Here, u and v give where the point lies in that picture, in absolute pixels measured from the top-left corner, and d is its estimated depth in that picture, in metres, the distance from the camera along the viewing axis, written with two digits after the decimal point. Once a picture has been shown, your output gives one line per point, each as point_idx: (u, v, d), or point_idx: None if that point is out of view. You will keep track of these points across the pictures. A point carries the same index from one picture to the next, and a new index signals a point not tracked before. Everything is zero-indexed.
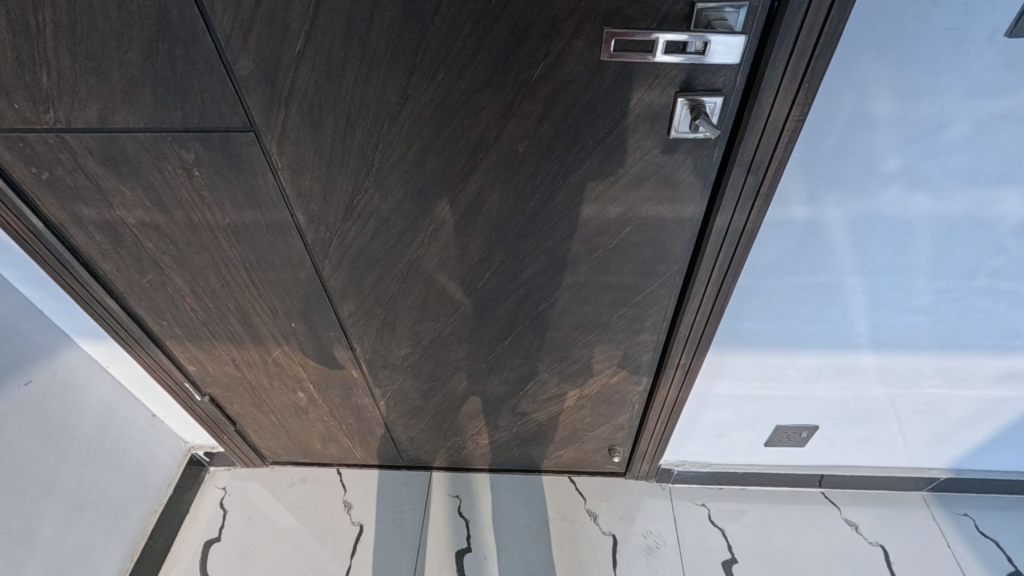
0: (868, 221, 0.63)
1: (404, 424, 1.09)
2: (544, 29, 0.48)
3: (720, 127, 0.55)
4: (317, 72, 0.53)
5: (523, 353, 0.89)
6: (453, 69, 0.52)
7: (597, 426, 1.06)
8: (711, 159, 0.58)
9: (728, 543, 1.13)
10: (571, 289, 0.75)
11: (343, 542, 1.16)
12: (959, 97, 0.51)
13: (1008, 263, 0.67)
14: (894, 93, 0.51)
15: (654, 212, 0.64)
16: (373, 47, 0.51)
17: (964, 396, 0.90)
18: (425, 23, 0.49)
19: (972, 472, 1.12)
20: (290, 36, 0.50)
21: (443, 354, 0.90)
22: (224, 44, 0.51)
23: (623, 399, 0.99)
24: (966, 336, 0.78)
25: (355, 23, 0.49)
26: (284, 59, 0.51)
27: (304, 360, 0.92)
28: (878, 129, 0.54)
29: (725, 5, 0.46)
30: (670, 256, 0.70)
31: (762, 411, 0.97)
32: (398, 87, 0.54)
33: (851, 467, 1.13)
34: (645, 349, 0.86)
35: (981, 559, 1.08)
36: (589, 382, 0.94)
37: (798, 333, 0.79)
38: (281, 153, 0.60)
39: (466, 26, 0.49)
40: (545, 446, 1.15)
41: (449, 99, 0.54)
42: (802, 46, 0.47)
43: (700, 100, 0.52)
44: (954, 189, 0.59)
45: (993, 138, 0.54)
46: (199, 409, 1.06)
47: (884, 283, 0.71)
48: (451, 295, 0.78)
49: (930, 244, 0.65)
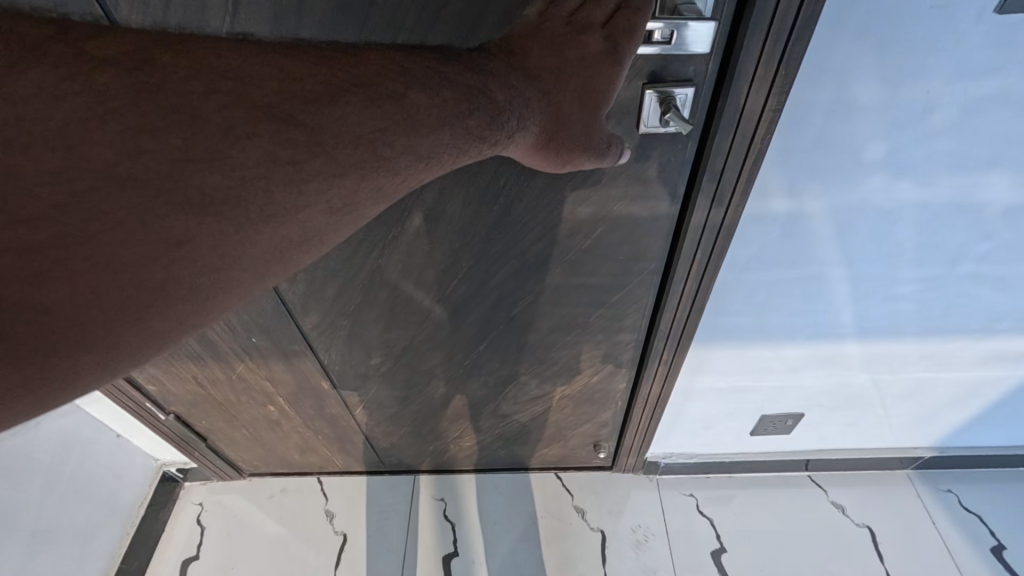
0: (851, 211, 0.60)
1: (383, 431, 1.05)
2: (496, 19, 0.46)
3: (693, 119, 0.51)
4: None
5: (500, 357, 0.85)
6: None
7: (580, 424, 1.04)
8: (685, 153, 0.54)
9: (717, 532, 1.12)
10: (545, 291, 0.72)
11: (328, 550, 1.14)
12: (946, 79, 0.47)
13: (994, 249, 0.65)
14: (877, 77, 0.47)
15: (627, 210, 0.60)
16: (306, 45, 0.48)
17: (949, 379, 0.89)
18: (363, 15, 0.46)
19: (956, 450, 1.12)
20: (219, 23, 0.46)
21: (416, 362, 0.86)
22: None
23: (606, 397, 0.96)
24: (950, 322, 0.76)
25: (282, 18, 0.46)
26: None
27: (270, 374, 0.88)
28: (861, 115, 0.50)
29: None
30: (647, 253, 0.66)
31: (748, 402, 0.95)
32: None
33: (837, 451, 1.12)
34: (625, 347, 0.83)
35: (964, 534, 1.09)
36: (570, 382, 0.91)
37: (781, 325, 0.77)
38: None
39: (408, 17, 0.46)
40: (529, 445, 1.12)
41: None
42: (778, 29, 0.43)
43: (669, 91, 0.48)
44: (941, 175, 0.56)
45: (980, 121, 0.51)
46: (165, 427, 1.01)
47: (869, 273, 0.68)
48: (419, 302, 0.73)
49: (916, 232, 0.63)
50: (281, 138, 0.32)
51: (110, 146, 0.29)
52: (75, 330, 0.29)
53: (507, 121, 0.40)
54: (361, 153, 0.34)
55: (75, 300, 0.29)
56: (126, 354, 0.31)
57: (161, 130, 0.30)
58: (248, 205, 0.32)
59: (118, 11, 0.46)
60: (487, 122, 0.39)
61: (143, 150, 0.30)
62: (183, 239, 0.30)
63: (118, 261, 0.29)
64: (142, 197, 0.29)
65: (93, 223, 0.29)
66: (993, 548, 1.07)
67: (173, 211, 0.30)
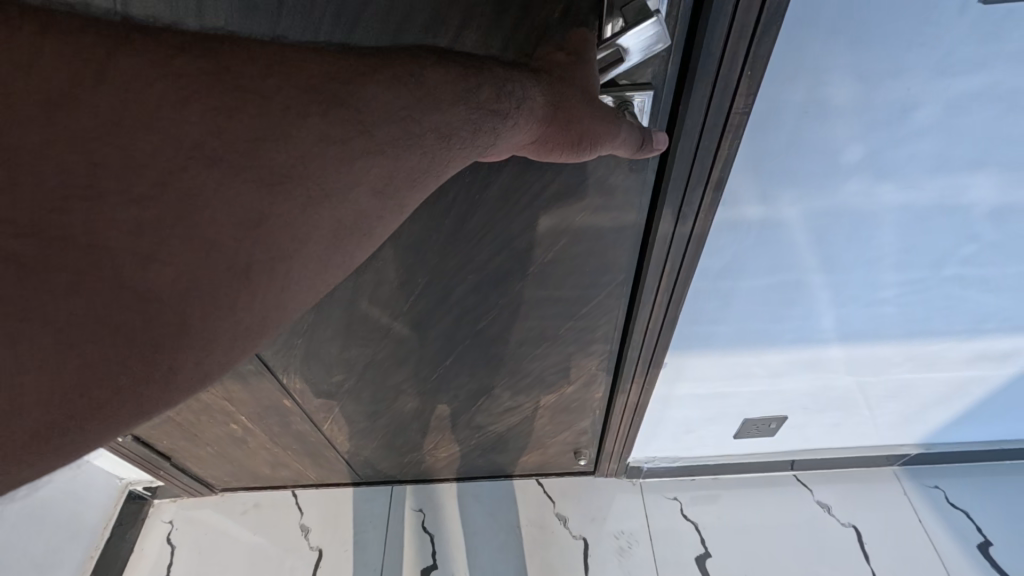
0: (829, 216, 0.56)
1: (355, 445, 1.01)
2: (424, 20, 0.41)
3: (653, 122, 0.47)
4: None
5: (469, 371, 0.82)
6: None
7: (559, 432, 1.01)
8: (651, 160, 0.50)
9: (701, 537, 1.10)
10: (510, 306, 0.68)
11: (302, 567, 1.10)
12: (926, 77, 0.43)
13: (980, 250, 0.61)
14: (852, 76, 0.43)
15: (590, 221, 0.56)
16: None
17: (935, 378, 0.86)
18: (274, 21, 0.42)
19: (943, 445, 1.09)
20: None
21: (381, 379, 0.82)
22: None
23: (583, 407, 0.93)
24: (935, 324, 0.73)
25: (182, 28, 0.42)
26: None
27: (227, 394, 0.83)
28: (836, 117, 0.46)
29: None
30: (615, 265, 0.62)
31: (729, 407, 0.92)
32: None
33: (822, 451, 1.10)
34: (598, 358, 0.80)
35: (950, 530, 1.08)
36: (545, 392, 0.88)
37: (760, 332, 0.73)
38: None
39: (325, 23, 0.41)
40: (507, 453, 1.09)
41: None
42: (741, 25, 0.38)
43: (625, 95, 0.44)
44: (923, 177, 0.52)
45: (963, 120, 0.47)
46: (124, 448, 0.97)
47: (849, 278, 0.65)
48: (376, 319, 0.69)
49: (898, 236, 0.59)
50: (325, 116, 0.28)
51: (152, 130, 0.25)
52: (143, 335, 0.26)
53: (513, 92, 0.35)
54: (394, 131, 0.30)
55: (128, 301, 0.25)
56: (191, 359, 0.27)
57: (186, 98, 0.26)
58: (307, 180, 0.28)
59: None
60: (497, 95, 0.34)
61: (187, 130, 0.26)
62: (242, 226, 0.27)
63: (181, 252, 0.26)
64: (199, 176, 0.26)
65: (148, 205, 0.25)
66: (980, 544, 1.05)
67: (219, 203, 0.26)
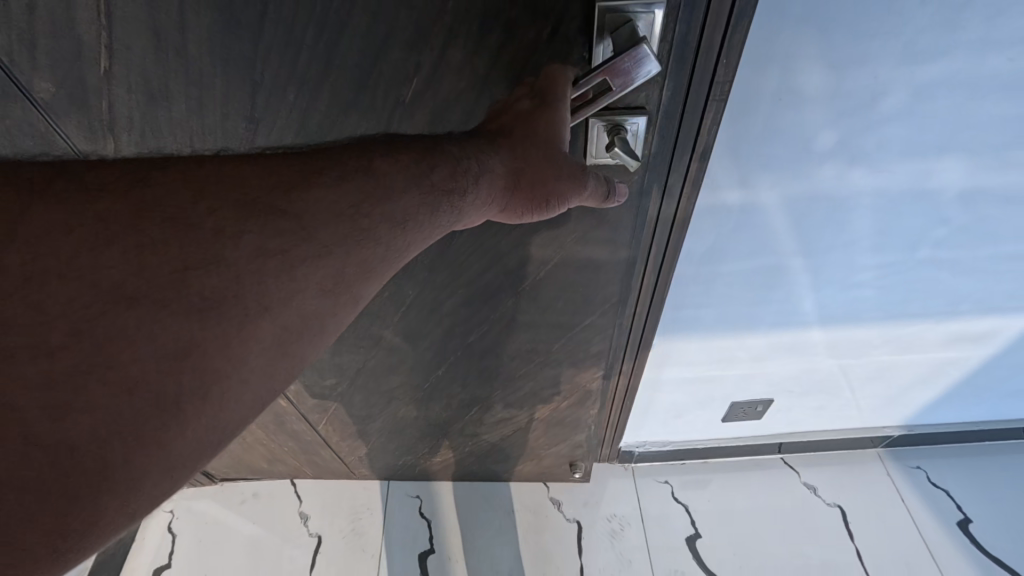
0: (805, 201, 0.59)
1: (349, 445, 1.03)
2: (407, 38, 0.44)
3: (646, 147, 0.50)
4: (138, 95, 0.50)
5: (460, 382, 0.85)
6: (305, 89, 0.48)
7: (554, 443, 1.03)
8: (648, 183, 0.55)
9: (692, 518, 1.13)
10: (504, 316, 0.71)
11: (302, 554, 1.12)
12: (893, 65, 0.45)
13: (951, 233, 0.64)
14: (822, 64, 0.45)
15: (577, 237, 0.60)
16: (197, 65, 0.48)
17: (914, 360, 0.89)
18: (257, 32, 0.45)
19: (925, 427, 1.13)
20: (94, 36, 0.45)
21: (374, 385, 0.85)
22: (11, 66, 0.46)
23: (578, 423, 0.96)
24: (911, 306, 0.76)
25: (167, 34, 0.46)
26: (92, 79, 0.48)
27: None
28: (809, 104, 0.48)
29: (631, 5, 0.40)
30: (604, 280, 0.66)
31: (716, 391, 0.95)
32: (244, 112, 0.51)
33: (808, 434, 1.13)
34: (593, 374, 0.83)
35: (932, 508, 1.11)
36: (539, 407, 0.90)
37: (743, 315, 0.76)
38: None
39: (307, 36, 0.45)
40: (506, 462, 1.11)
41: (308, 123, 0.51)
42: (716, 14, 0.41)
43: (618, 120, 0.47)
44: (893, 162, 0.55)
45: (929, 106, 0.49)
46: None
47: (827, 262, 0.67)
48: (370, 309, 0.71)
49: (873, 221, 0.61)
50: (265, 228, 0.30)
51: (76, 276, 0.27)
52: (65, 484, 0.26)
53: (469, 168, 0.40)
54: (345, 229, 0.33)
55: (46, 452, 0.26)
56: (117, 501, 0.27)
57: (111, 241, 0.28)
58: (243, 299, 0.30)
59: None
60: (453, 175, 0.39)
61: (107, 274, 0.28)
62: (172, 357, 0.28)
63: (103, 391, 0.27)
64: (117, 318, 0.27)
65: (63, 356, 0.26)
66: (960, 522, 1.09)
67: (144, 339, 0.27)
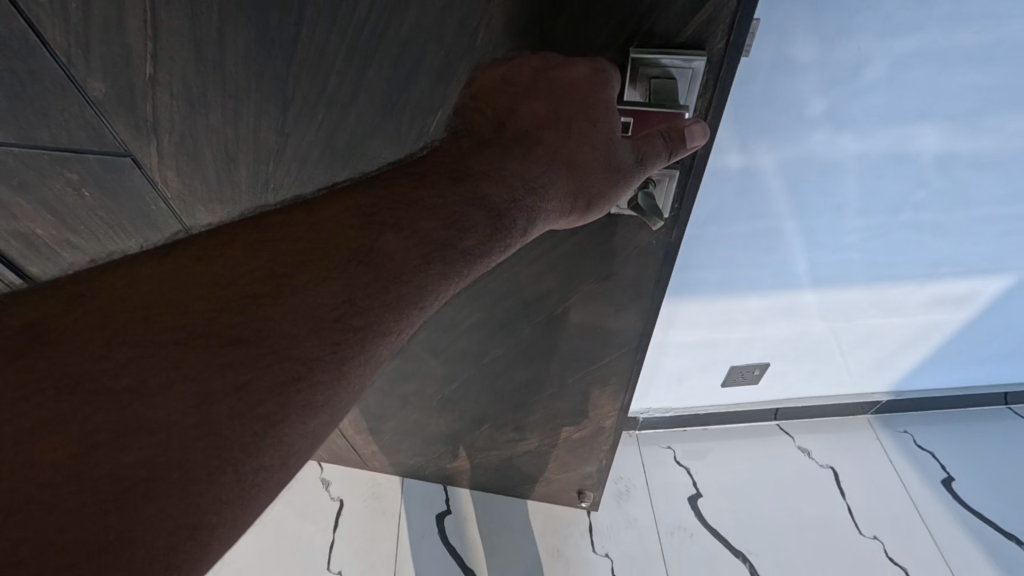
0: (798, 165, 0.65)
1: (362, 437, 1.09)
2: (435, 68, 0.49)
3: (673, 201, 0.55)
4: (181, 101, 0.58)
5: (473, 397, 0.91)
6: (331, 108, 0.55)
7: (563, 472, 1.06)
8: (668, 239, 0.60)
9: (693, 480, 1.19)
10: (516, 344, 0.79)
11: (325, 517, 1.18)
12: (875, 37, 0.52)
13: (930, 196, 0.71)
14: (813, 36, 0.52)
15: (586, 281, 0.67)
16: (235, 78, 0.54)
17: (901, 323, 0.96)
18: (290, 55, 0.51)
19: (912, 392, 1.20)
20: (142, 46, 0.53)
21: (389, 387, 0.93)
22: (73, 68, 0.55)
23: (588, 452, 0.99)
24: (896, 268, 0.83)
25: (207, 50, 0.53)
26: (139, 85, 0.56)
27: None
28: (801, 73, 0.55)
29: (664, 61, 0.44)
30: (611, 321, 0.73)
31: (717, 354, 1.01)
32: (274, 125, 0.58)
33: (803, 399, 1.20)
34: (603, 409, 0.88)
35: (918, 467, 1.19)
36: (547, 434, 0.96)
37: (742, 277, 0.82)
38: (165, 175, 0.66)
39: (334, 62, 0.51)
40: (518, 480, 1.13)
41: (334, 140, 0.57)
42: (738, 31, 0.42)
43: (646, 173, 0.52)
44: (877, 128, 0.61)
45: (908, 76, 0.56)
46: None
47: (819, 224, 0.74)
48: None
49: (860, 184, 0.68)
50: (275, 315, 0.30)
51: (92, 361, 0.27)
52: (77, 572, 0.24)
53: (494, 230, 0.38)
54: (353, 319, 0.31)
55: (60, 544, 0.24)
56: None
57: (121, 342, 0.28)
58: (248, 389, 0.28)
59: (53, 40, 0.53)
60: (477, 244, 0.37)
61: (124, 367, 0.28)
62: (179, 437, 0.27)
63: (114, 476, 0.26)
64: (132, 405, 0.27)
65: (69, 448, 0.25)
66: (943, 481, 1.16)
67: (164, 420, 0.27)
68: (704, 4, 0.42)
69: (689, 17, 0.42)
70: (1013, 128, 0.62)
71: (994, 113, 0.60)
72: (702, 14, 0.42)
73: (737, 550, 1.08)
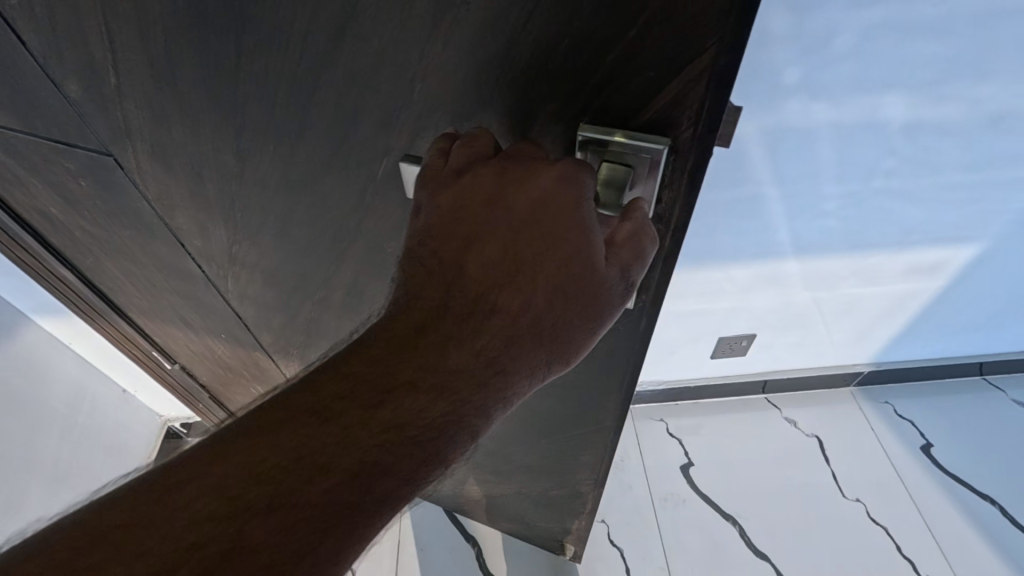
0: (777, 133, 0.70)
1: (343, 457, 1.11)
2: (423, 112, 0.36)
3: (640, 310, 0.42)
4: (144, 111, 0.46)
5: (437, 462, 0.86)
6: (292, 145, 0.43)
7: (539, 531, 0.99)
8: (637, 328, 0.45)
9: (685, 450, 1.24)
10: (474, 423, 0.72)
11: None
12: (842, 8, 0.57)
13: (899, 164, 0.76)
14: (785, 7, 0.57)
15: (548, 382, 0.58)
16: (186, 97, 0.43)
17: (878, 292, 1.01)
18: (235, 80, 0.39)
19: (891, 363, 1.26)
20: (102, 51, 0.41)
21: None
22: (48, 66, 0.45)
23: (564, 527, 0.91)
24: (870, 236, 0.88)
25: (150, 61, 0.40)
26: (107, 89, 0.45)
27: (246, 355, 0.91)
28: (776, 43, 0.60)
29: (619, 138, 0.31)
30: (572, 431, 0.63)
31: (706, 325, 1.06)
32: (230, 150, 0.46)
33: (789, 370, 1.25)
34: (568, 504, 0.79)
35: (898, 435, 1.24)
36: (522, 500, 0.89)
37: (727, 245, 0.88)
38: (145, 177, 0.56)
39: (280, 92, 0.39)
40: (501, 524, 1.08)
41: (290, 175, 0.47)
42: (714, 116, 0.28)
43: None
44: (847, 96, 0.66)
45: (874, 46, 0.61)
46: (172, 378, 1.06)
47: (796, 191, 0.79)
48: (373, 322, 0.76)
49: (833, 151, 0.73)
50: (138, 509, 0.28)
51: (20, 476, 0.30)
52: None
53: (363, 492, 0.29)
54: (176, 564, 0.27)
55: None
56: None
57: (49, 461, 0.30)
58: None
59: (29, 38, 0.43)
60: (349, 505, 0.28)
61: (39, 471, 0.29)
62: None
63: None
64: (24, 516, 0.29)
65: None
66: (922, 447, 1.22)
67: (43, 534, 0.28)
68: (668, 83, 0.28)
69: (649, 99, 0.29)
70: (972, 96, 0.68)
71: (954, 81, 0.66)
72: (664, 96, 0.28)
73: (727, 515, 1.14)
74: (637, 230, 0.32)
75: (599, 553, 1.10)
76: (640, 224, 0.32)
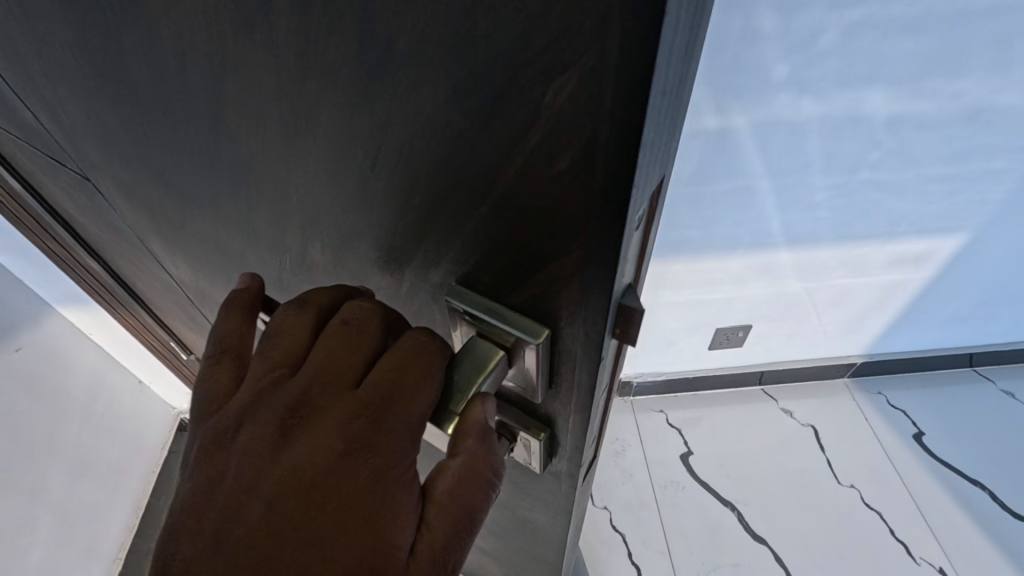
0: (767, 126, 0.75)
1: None
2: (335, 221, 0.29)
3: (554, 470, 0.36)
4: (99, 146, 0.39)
5: None
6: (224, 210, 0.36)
7: None
8: (562, 490, 0.39)
9: (684, 440, 1.28)
10: None
11: None
12: (826, 9, 0.62)
13: (884, 156, 0.81)
14: (773, 8, 0.61)
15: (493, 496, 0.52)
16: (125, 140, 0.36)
17: (868, 283, 1.05)
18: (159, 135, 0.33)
19: (883, 354, 1.30)
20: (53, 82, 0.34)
21: None
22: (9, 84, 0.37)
23: None
24: (859, 227, 0.92)
25: (84, 101, 0.34)
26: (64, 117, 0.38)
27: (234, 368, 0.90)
28: (765, 42, 0.65)
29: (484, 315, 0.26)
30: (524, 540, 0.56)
31: (704, 315, 1.11)
32: (172, 197, 0.40)
33: (785, 361, 1.29)
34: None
35: (891, 424, 1.28)
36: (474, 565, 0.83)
37: (723, 235, 0.92)
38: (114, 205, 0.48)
39: (197, 156, 0.32)
40: None
41: (227, 236, 0.40)
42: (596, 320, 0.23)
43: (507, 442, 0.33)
44: (833, 91, 0.71)
45: (856, 45, 0.66)
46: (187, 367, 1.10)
47: (787, 183, 0.83)
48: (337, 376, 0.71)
49: (822, 144, 0.78)
50: None
51: None
52: None
53: None
54: None
55: None
56: None
57: None
58: None
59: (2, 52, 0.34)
60: None
61: None
62: None
63: None
64: None
65: None
66: (915, 435, 1.26)
67: None
68: (533, 275, 0.22)
69: (518, 285, 0.23)
70: (950, 92, 0.73)
71: (932, 78, 0.71)
72: (531, 290, 0.23)
73: (726, 501, 1.17)
74: (468, 467, 0.26)
75: (601, 538, 1.13)
76: (472, 456, 0.26)
